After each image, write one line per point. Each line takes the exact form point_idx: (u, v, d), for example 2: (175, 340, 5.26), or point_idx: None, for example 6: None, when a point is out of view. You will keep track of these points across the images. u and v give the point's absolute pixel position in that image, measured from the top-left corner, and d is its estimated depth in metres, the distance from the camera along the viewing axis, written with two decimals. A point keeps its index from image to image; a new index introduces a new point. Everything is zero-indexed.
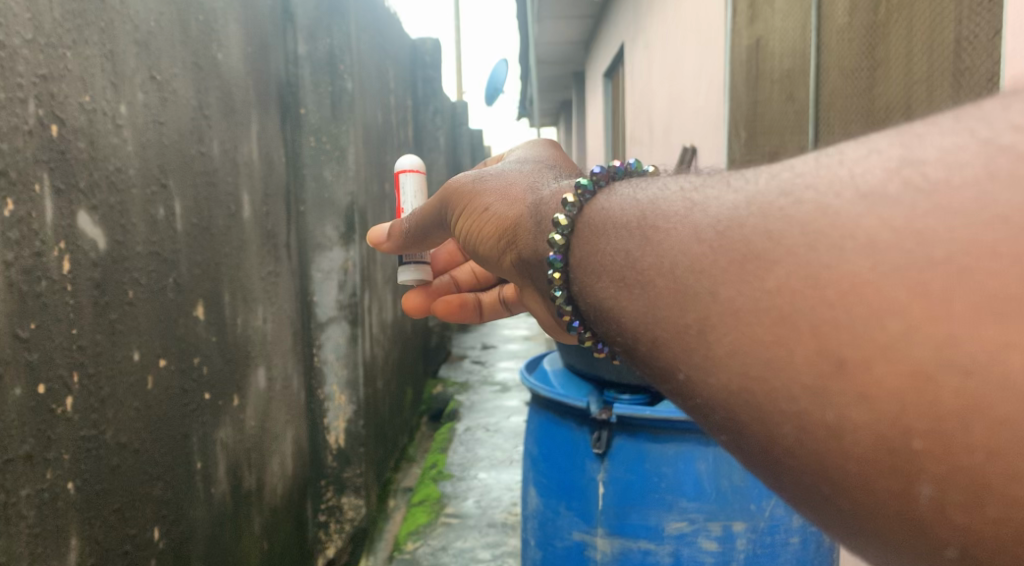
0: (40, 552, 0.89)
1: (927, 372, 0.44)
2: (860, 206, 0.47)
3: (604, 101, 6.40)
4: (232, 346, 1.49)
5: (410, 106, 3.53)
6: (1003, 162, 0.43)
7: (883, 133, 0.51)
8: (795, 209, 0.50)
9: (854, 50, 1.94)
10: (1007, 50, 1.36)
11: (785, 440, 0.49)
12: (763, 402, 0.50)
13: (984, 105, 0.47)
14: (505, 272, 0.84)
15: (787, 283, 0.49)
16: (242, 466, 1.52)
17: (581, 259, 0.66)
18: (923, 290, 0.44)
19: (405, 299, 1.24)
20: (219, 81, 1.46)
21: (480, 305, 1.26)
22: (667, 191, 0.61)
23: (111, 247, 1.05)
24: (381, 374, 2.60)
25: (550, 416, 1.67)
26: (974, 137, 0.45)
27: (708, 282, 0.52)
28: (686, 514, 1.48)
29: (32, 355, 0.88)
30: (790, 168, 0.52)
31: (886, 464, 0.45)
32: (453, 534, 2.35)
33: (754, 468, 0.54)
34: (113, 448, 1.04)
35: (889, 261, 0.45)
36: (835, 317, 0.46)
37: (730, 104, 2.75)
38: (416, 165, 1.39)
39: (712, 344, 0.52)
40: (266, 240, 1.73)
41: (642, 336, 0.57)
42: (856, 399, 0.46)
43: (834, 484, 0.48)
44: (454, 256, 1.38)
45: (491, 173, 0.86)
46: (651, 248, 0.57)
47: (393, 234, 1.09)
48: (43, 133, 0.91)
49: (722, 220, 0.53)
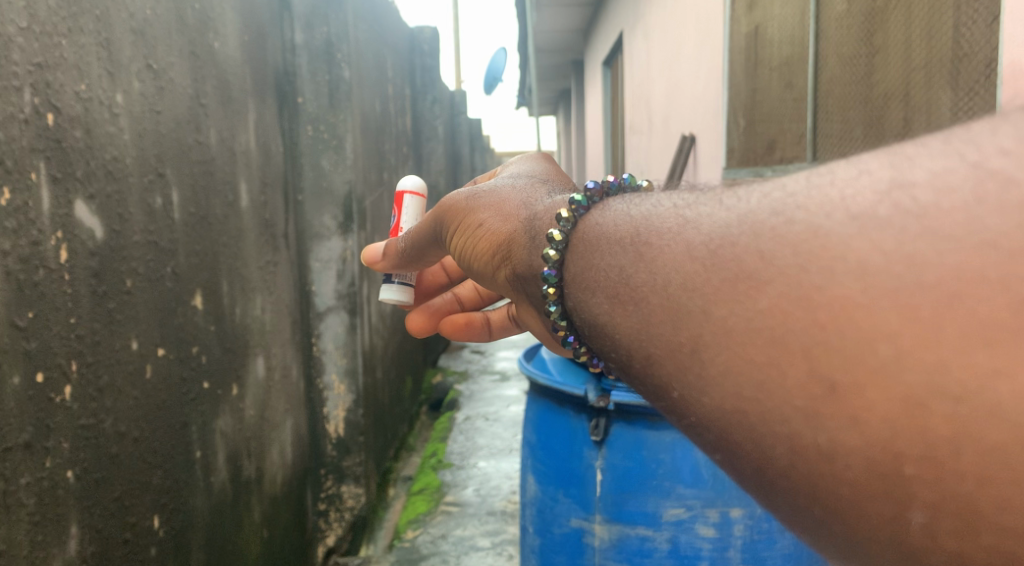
0: (40, 539, 0.89)
1: (918, 398, 0.42)
2: (850, 227, 0.44)
3: (603, 87, 6.39)
4: (231, 335, 1.49)
5: (409, 94, 3.52)
6: (991, 186, 0.41)
7: (873, 151, 0.48)
8: (786, 229, 0.47)
9: (852, 36, 1.94)
10: (1005, 33, 1.34)
11: (777, 463, 0.48)
12: (756, 423, 0.48)
13: (973, 126, 0.44)
14: (500, 289, 0.83)
15: (779, 303, 0.46)
16: (241, 454, 1.52)
17: (575, 274, 0.63)
18: (914, 314, 0.42)
19: (409, 320, 1.18)
20: (215, 69, 1.46)
21: (489, 322, 1.14)
22: (660, 206, 0.59)
23: (108, 236, 1.05)
24: (381, 362, 2.60)
25: (548, 405, 1.68)
26: (963, 160, 0.42)
27: (700, 300, 0.49)
28: (683, 500, 1.48)
29: (30, 343, 0.88)
30: (782, 187, 0.50)
31: (879, 488, 0.44)
32: (454, 522, 2.36)
33: (746, 486, 0.52)
34: (112, 437, 1.04)
35: (880, 284, 0.43)
36: (826, 340, 0.44)
37: (729, 91, 2.73)
38: (418, 188, 1.38)
39: (705, 363, 0.49)
40: (264, 230, 1.73)
41: (636, 353, 0.54)
42: (848, 423, 0.44)
43: (826, 507, 0.47)
44: (438, 276, 1.30)
45: (484, 188, 0.85)
46: (644, 265, 0.54)
47: (389, 252, 1.07)
48: (39, 121, 0.91)
49: (715, 238, 0.50)
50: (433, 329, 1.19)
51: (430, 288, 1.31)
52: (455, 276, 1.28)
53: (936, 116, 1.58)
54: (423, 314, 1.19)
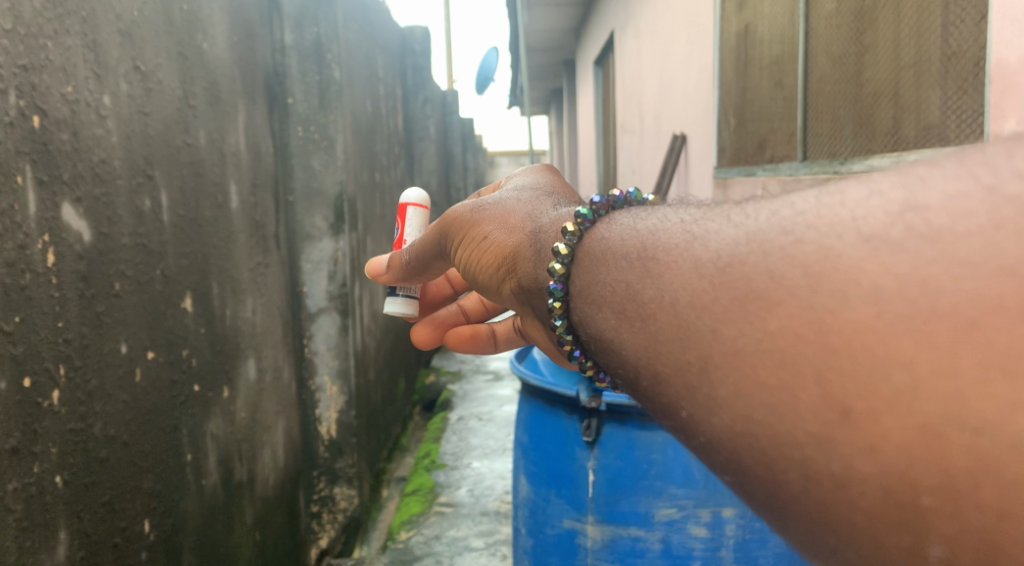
0: (28, 545, 0.88)
1: (935, 428, 0.40)
2: (863, 249, 0.43)
3: (595, 87, 6.41)
4: (221, 337, 1.49)
5: (399, 94, 3.52)
6: (1008, 211, 0.39)
7: (884, 172, 0.47)
8: (797, 249, 0.46)
9: (842, 35, 1.95)
10: (993, 33, 1.35)
11: (790, 487, 0.46)
12: (768, 447, 0.46)
13: (987, 149, 0.43)
14: (505, 302, 0.82)
15: (789, 325, 0.45)
16: (233, 457, 1.51)
17: (581, 289, 0.63)
18: (930, 341, 0.40)
19: (414, 332, 1.17)
20: (204, 70, 1.45)
21: (495, 335, 1.13)
22: (667, 221, 0.58)
23: (96, 240, 1.04)
24: (374, 363, 2.59)
25: (540, 405, 1.68)
26: (977, 182, 0.41)
27: (708, 319, 0.48)
28: (674, 500, 1.49)
29: (16, 348, 0.87)
30: (791, 206, 0.49)
31: (894, 518, 0.42)
32: (447, 523, 2.36)
33: (756, 508, 0.50)
34: (101, 441, 1.04)
35: (893, 310, 0.41)
36: (839, 364, 0.43)
37: (720, 91, 2.76)
38: (421, 200, 1.37)
39: (715, 385, 0.48)
40: (255, 231, 1.72)
41: (643, 371, 0.53)
42: (862, 451, 0.42)
43: (840, 536, 0.45)
44: (443, 288, 1.30)
45: (489, 200, 0.85)
46: (651, 281, 0.53)
47: (393, 265, 1.07)
48: (24, 124, 0.90)
49: (723, 256, 0.49)
50: (440, 341, 1.17)
51: (436, 300, 1.30)
52: (459, 288, 1.28)
53: (925, 114, 1.59)
54: (429, 326, 1.17)
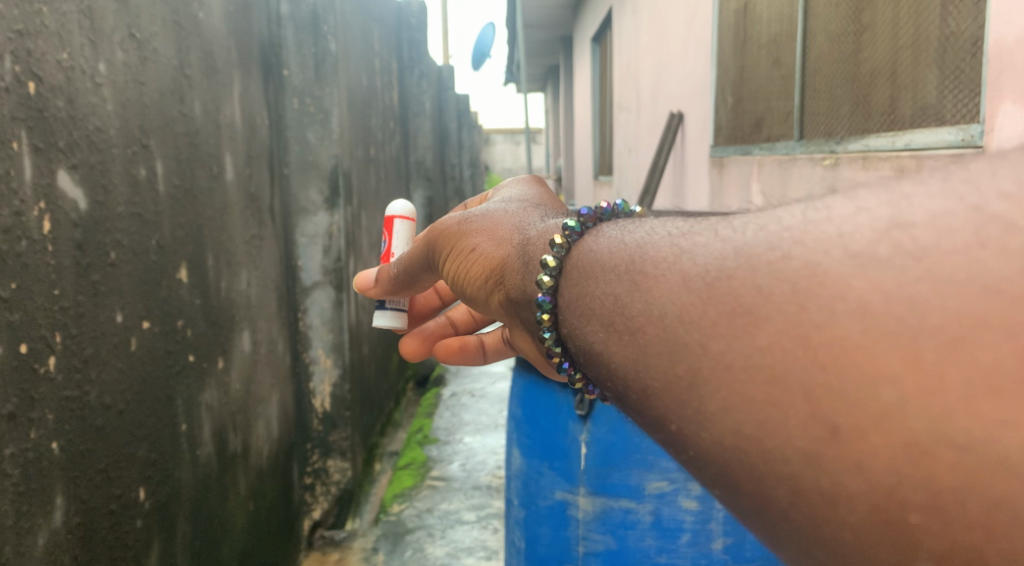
0: (24, 510, 0.88)
1: (923, 445, 0.39)
2: (851, 266, 0.42)
3: (592, 63, 6.35)
4: (217, 309, 1.49)
5: (396, 66, 3.49)
6: (994, 230, 0.39)
7: (871, 185, 0.46)
8: (784, 265, 0.45)
9: (840, 14, 1.93)
10: (992, 14, 1.35)
11: (779, 503, 0.45)
12: (757, 462, 0.45)
13: (971, 166, 0.42)
14: (493, 314, 0.82)
15: (778, 340, 0.44)
16: (228, 429, 1.53)
17: (570, 301, 0.63)
18: (915, 358, 0.39)
19: (403, 345, 1.15)
20: (199, 40, 1.43)
21: (483, 346, 1.11)
22: (655, 234, 0.58)
23: (92, 208, 1.04)
24: (366, 339, 2.60)
25: (533, 380, 1.69)
26: (963, 202, 0.41)
27: (697, 333, 0.48)
28: (665, 473, 1.52)
29: (14, 314, 0.87)
30: (778, 220, 0.48)
31: (883, 535, 0.41)
32: (439, 497, 2.38)
33: (745, 522, 0.50)
34: (97, 409, 1.04)
35: (883, 328, 0.41)
36: (827, 381, 0.42)
37: (719, 69, 2.74)
38: (407, 212, 1.38)
39: (704, 399, 0.47)
40: (249, 203, 1.71)
41: (632, 383, 0.53)
42: (851, 467, 0.41)
43: (829, 548, 0.44)
44: (431, 300, 1.29)
45: (476, 213, 0.85)
46: (640, 294, 0.53)
47: (381, 279, 1.06)
48: (20, 90, 0.89)
49: (711, 271, 0.49)
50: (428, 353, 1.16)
51: (424, 311, 1.30)
52: (447, 299, 1.28)
53: (922, 95, 1.59)
54: (417, 338, 1.16)
